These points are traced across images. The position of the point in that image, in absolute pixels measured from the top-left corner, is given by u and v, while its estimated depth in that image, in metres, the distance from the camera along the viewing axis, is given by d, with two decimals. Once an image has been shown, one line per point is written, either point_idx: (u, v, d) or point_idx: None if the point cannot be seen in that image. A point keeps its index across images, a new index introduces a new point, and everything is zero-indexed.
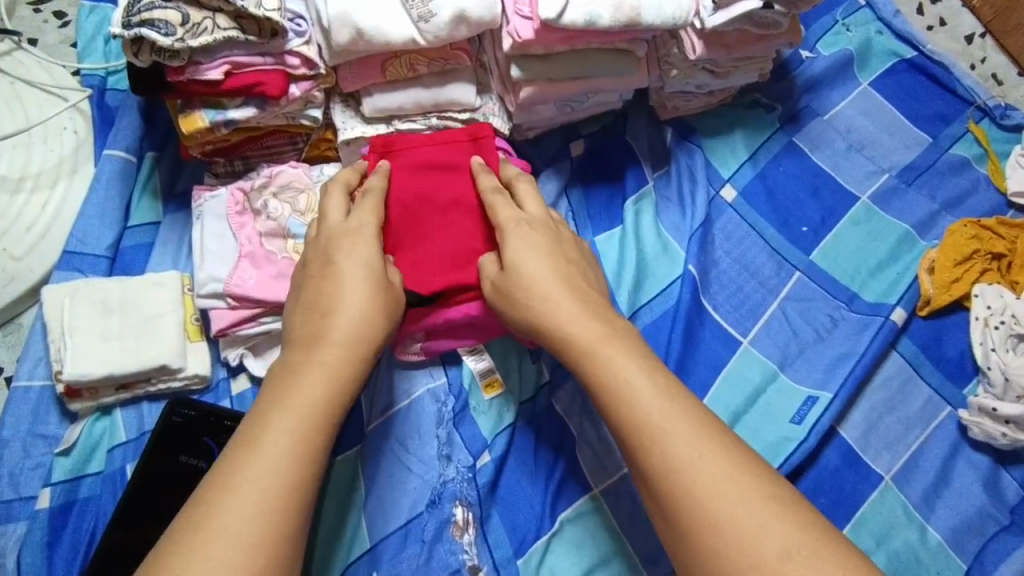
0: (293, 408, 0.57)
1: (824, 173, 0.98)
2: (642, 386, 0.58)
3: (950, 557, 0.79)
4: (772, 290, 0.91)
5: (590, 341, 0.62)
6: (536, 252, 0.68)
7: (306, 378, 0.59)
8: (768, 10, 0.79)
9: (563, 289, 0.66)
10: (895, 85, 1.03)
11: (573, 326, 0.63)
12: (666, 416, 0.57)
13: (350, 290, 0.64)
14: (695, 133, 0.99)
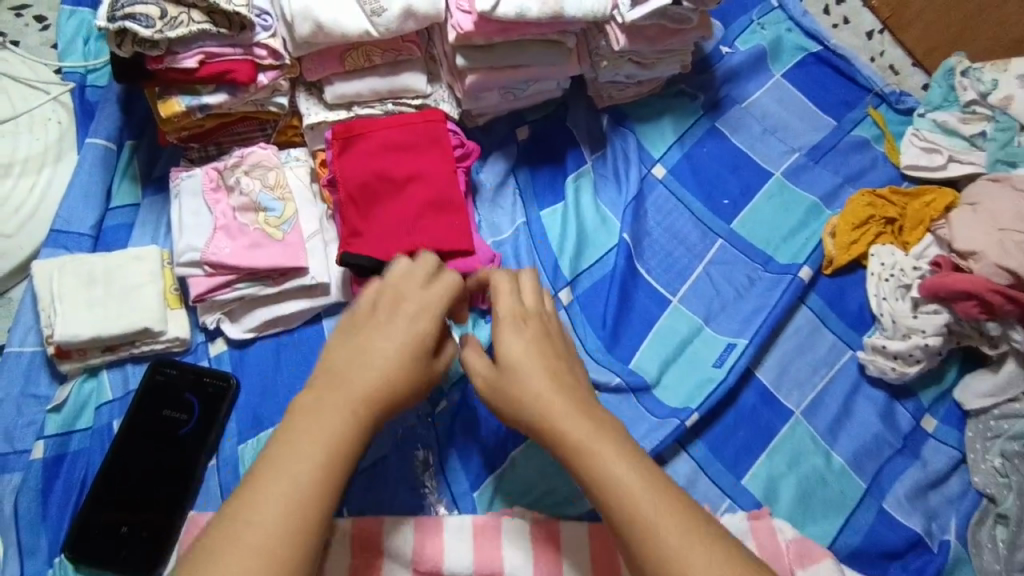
0: (322, 442, 0.60)
1: (742, 153, 1.10)
2: (629, 479, 0.61)
3: (852, 479, 0.91)
4: (698, 255, 1.03)
5: (579, 439, 0.64)
6: (531, 345, 0.70)
7: (339, 413, 0.62)
8: (679, 7, 0.91)
9: (552, 385, 0.68)
10: (804, 76, 1.16)
11: (566, 420, 0.66)
12: (650, 505, 0.60)
13: (383, 336, 0.67)
14: (629, 119, 1.10)
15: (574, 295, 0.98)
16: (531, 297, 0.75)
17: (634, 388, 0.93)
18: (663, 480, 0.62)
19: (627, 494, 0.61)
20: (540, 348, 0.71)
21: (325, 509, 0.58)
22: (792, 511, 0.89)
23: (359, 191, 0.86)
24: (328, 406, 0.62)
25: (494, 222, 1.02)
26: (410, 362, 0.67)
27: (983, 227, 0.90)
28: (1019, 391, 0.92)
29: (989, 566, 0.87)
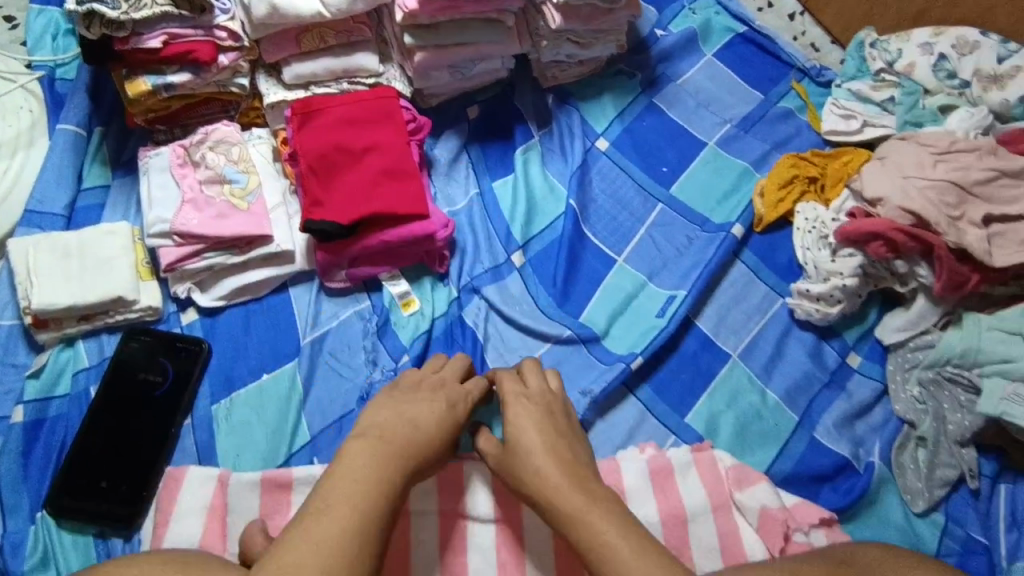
0: (369, 494, 0.68)
1: (680, 126, 1.19)
2: (621, 545, 0.69)
3: (784, 412, 1.00)
4: (640, 219, 1.11)
5: (574, 511, 0.72)
6: (534, 430, 0.79)
7: (383, 466, 0.71)
8: None
9: (550, 460, 0.76)
10: (733, 55, 1.27)
11: (559, 496, 0.73)
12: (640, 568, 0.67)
13: (422, 408, 0.79)
14: (572, 98, 1.19)
15: (526, 258, 1.05)
16: (534, 382, 0.86)
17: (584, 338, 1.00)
18: (653, 545, 0.69)
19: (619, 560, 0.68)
20: (548, 421, 0.81)
21: (367, 559, 0.64)
22: (732, 443, 0.97)
23: (318, 163, 0.93)
24: (371, 457, 0.71)
25: (449, 195, 1.10)
26: (442, 434, 0.78)
27: (889, 173, 0.99)
28: (930, 324, 1.00)
29: (911, 484, 0.95)
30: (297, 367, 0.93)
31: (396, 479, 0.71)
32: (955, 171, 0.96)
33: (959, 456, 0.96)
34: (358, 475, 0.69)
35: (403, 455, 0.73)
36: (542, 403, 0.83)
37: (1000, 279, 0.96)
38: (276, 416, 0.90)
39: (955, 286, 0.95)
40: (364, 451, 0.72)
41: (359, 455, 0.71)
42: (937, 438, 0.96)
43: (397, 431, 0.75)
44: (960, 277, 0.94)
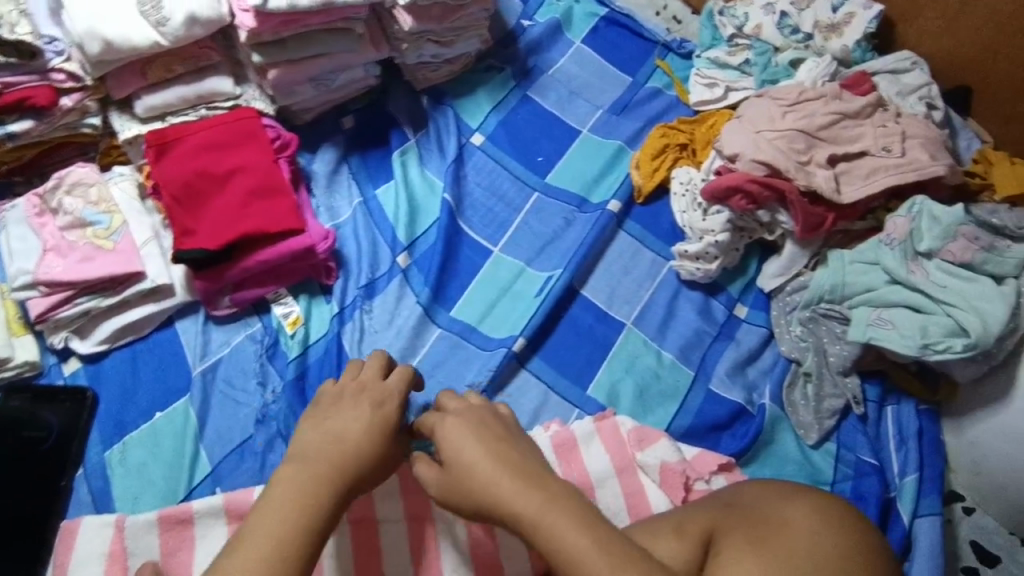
0: (294, 530, 0.62)
1: (552, 114, 1.25)
2: (583, 549, 0.60)
3: (682, 369, 1.04)
4: (516, 208, 1.15)
5: (533, 514, 0.63)
6: (471, 441, 0.69)
7: (306, 499, 0.64)
8: None
9: (497, 469, 0.66)
10: (600, 41, 1.33)
11: (514, 504, 0.64)
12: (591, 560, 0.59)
13: (349, 418, 0.71)
14: (446, 96, 1.22)
15: (412, 258, 1.07)
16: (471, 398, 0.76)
17: (463, 337, 1.03)
18: (607, 524, 0.62)
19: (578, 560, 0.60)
20: (474, 436, 0.69)
21: None
22: (634, 407, 1.01)
23: (180, 192, 0.92)
24: (302, 483, 0.65)
25: (333, 207, 1.10)
26: (379, 440, 0.71)
27: (744, 129, 1.04)
28: (802, 266, 1.06)
29: (802, 419, 1.01)
30: (189, 402, 0.92)
31: (320, 511, 0.64)
32: (802, 119, 1.01)
33: (843, 386, 1.02)
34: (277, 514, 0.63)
35: (332, 480, 0.66)
36: (473, 414, 0.72)
37: (857, 212, 1.00)
38: (172, 453, 0.89)
39: (817, 227, 0.99)
40: (285, 484, 0.65)
41: (282, 489, 0.64)
42: (820, 373, 1.02)
43: (322, 452, 0.68)
44: (816, 218, 0.99)
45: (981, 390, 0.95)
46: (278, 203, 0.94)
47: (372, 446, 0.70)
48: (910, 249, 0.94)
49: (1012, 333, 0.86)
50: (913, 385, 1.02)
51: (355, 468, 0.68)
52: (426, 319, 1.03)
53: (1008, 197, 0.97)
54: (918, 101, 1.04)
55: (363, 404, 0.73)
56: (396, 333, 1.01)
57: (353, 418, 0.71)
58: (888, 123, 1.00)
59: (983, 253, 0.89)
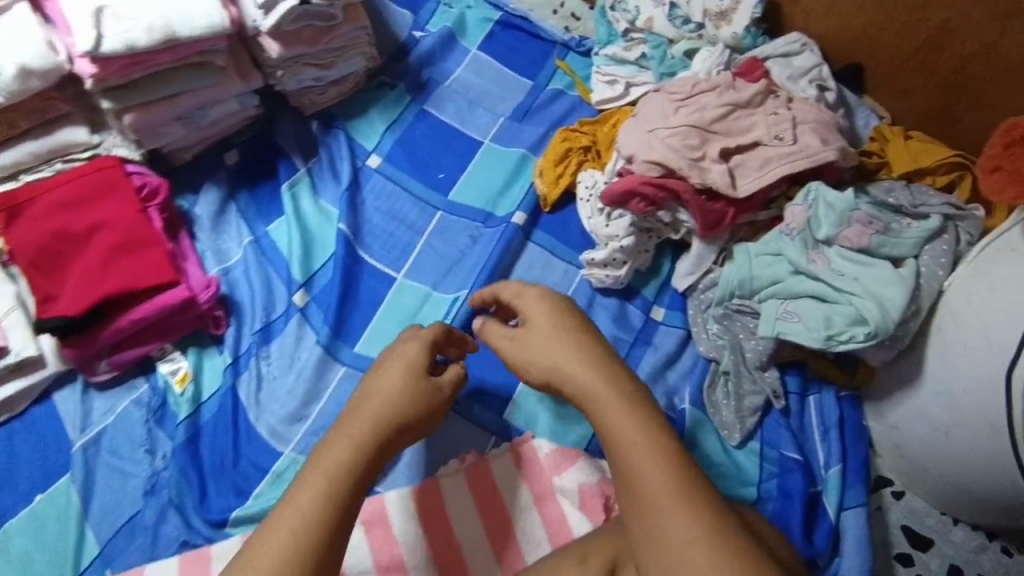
0: (372, 435, 0.64)
1: (453, 128, 1.20)
2: (625, 414, 0.64)
3: None
4: (418, 230, 1.10)
5: (588, 376, 0.67)
6: (544, 318, 0.74)
7: (347, 458, 0.62)
8: (313, 6, 0.97)
9: (562, 338, 0.71)
10: (497, 46, 1.29)
11: (571, 368, 0.68)
12: (647, 461, 0.61)
13: (386, 374, 0.71)
14: (337, 119, 1.16)
15: (310, 295, 1.01)
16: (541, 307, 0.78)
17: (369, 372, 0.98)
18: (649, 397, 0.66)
19: (619, 418, 0.64)
20: (553, 326, 0.72)
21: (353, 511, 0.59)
22: (552, 428, 0.95)
23: (38, 257, 0.87)
24: (383, 399, 0.68)
25: (222, 249, 1.04)
26: (417, 390, 0.71)
27: (638, 128, 1.01)
28: (712, 263, 1.03)
29: (724, 419, 0.99)
30: (70, 481, 0.86)
31: (357, 470, 0.62)
32: (693, 113, 0.99)
33: (763, 380, 0.99)
34: (318, 480, 0.60)
35: (373, 440, 0.65)
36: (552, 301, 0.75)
37: (759, 202, 0.97)
38: (55, 538, 0.83)
39: (715, 223, 0.97)
40: (332, 448, 0.63)
41: (326, 453, 0.62)
42: (739, 370, 1.00)
43: (362, 412, 0.67)
44: (716, 214, 0.96)
45: (896, 373, 0.92)
46: (145, 255, 0.89)
47: (408, 398, 0.69)
48: (809, 238, 0.92)
49: (914, 316, 0.85)
50: (833, 371, 1.00)
51: (395, 420, 0.67)
52: (329, 358, 0.98)
53: (904, 174, 0.96)
54: (809, 84, 1.02)
55: (401, 359, 0.73)
56: (296, 377, 0.96)
57: (390, 374, 0.71)
58: (780, 110, 0.98)
59: (879, 236, 0.87)
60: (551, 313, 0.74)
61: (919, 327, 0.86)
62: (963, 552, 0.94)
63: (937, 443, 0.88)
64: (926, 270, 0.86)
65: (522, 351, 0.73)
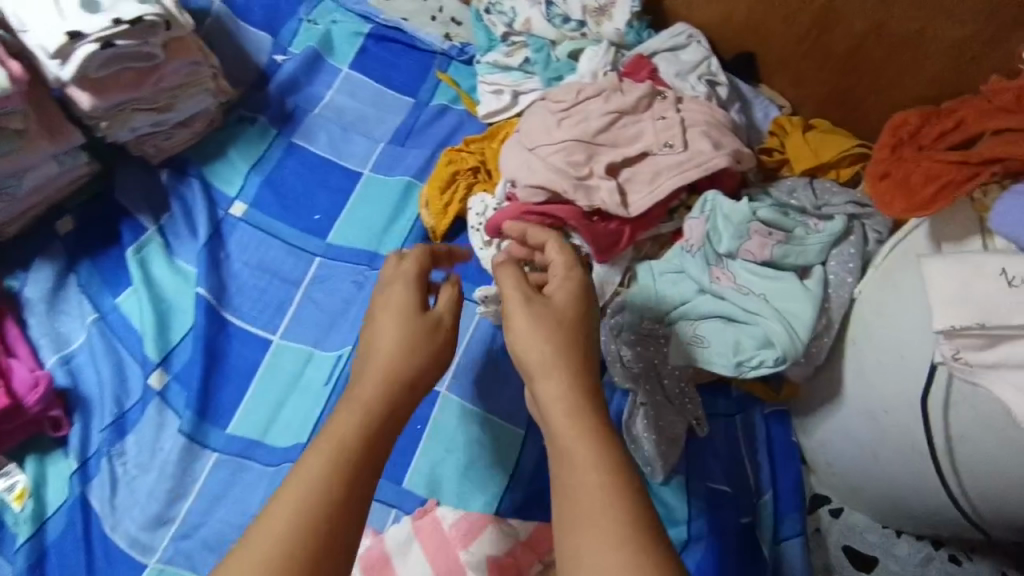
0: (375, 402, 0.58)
1: (326, 161, 1.07)
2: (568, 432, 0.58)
3: (509, 430, 0.93)
4: (294, 282, 0.98)
5: (552, 380, 0.61)
6: (563, 299, 0.68)
7: (346, 435, 0.55)
8: (120, 47, 0.86)
9: (548, 328, 0.65)
10: (370, 62, 1.17)
11: (537, 377, 0.62)
12: (584, 485, 0.55)
13: (382, 327, 0.62)
14: (190, 164, 1.03)
15: (170, 375, 0.90)
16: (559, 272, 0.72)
17: (244, 456, 0.86)
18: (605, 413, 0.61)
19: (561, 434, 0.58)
20: (557, 326, 0.65)
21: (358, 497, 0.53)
22: (458, 490, 0.89)
23: None
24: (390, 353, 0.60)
25: (62, 334, 0.91)
26: (416, 333, 0.62)
27: (517, 149, 0.91)
28: (615, 284, 0.91)
29: (645, 455, 0.89)
30: None
31: (358, 452, 0.54)
32: (577, 126, 0.89)
33: (683, 407, 0.90)
34: (328, 455, 0.53)
35: (383, 404, 0.58)
36: (574, 289, 0.69)
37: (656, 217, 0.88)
38: None
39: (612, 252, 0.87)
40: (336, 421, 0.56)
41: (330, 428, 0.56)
42: (656, 401, 0.90)
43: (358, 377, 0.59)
44: (611, 238, 0.87)
45: (816, 389, 0.85)
46: None
47: (407, 351, 0.61)
48: (711, 253, 0.84)
49: (826, 329, 0.78)
50: (756, 388, 0.93)
51: (402, 378, 0.60)
52: (195, 446, 0.86)
53: (806, 171, 0.88)
54: (698, 80, 0.93)
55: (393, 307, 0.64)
56: (158, 474, 0.84)
57: (385, 325, 0.63)
58: (668, 113, 0.89)
59: (782, 247, 0.80)
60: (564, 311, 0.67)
61: (834, 340, 0.79)
62: (907, 566, 0.88)
63: (864, 464, 0.82)
64: (834, 278, 0.79)
65: (512, 339, 0.65)
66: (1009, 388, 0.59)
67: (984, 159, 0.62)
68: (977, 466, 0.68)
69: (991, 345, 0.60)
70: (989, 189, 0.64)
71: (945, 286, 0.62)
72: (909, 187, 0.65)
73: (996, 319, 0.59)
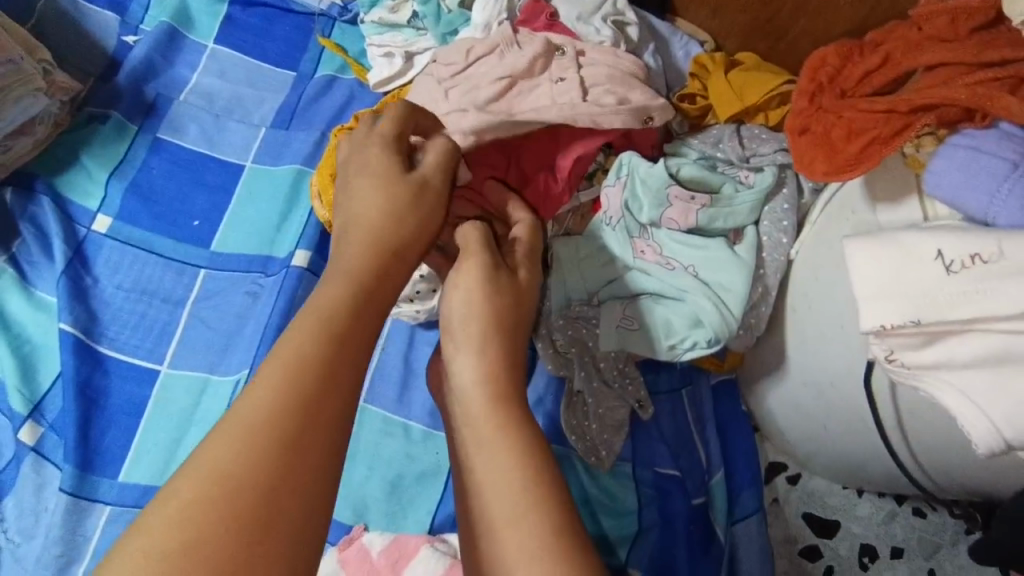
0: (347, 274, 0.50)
1: (200, 157, 0.93)
2: (487, 461, 0.51)
3: (437, 437, 0.84)
4: (178, 302, 0.86)
5: (473, 391, 0.55)
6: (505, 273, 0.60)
7: (333, 301, 0.48)
8: None
9: (477, 321, 0.57)
10: (240, 32, 1.02)
11: (457, 384, 0.56)
12: (503, 519, 0.48)
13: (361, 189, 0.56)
14: (38, 178, 0.90)
15: (44, 427, 0.79)
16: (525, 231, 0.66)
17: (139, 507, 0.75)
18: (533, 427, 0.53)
19: (480, 461, 0.52)
20: (503, 307, 0.58)
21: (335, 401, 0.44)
22: (388, 511, 0.81)
23: None
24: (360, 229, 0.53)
25: None
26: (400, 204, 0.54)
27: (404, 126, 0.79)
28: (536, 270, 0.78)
29: (585, 445, 0.80)
30: None
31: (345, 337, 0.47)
32: (469, 90, 0.76)
33: (623, 390, 0.81)
34: (310, 325, 0.46)
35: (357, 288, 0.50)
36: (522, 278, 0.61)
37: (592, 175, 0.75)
38: None
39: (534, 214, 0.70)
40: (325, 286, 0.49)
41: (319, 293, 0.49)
42: (593, 387, 0.79)
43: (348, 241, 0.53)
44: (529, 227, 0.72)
45: (760, 359, 0.78)
46: None
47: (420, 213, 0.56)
48: (632, 224, 0.75)
49: (762, 298, 0.71)
50: (703, 360, 0.85)
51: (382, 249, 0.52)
52: (81, 502, 0.75)
53: (733, 118, 0.78)
54: (603, 22, 0.81)
55: (374, 162, 0.57)
56: (43, 539, 0.74)
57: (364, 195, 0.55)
58: (567, 72, 0.76)
59: (706, 212, 0.71)
60: (503, 277, 0.60)
61: (773, 309, 0.72)
62: (872, 527, 0.83)
63: (817, 435, 0.76)
64: (767, 239, 0.71)
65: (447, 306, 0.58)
66: (950, 390, 0.50)
67: (914, 106, 0.54)
68: (929, 440, 0.62)
69: (928, 343, 0.52)
70: (922, 141, 0.56)
71: (890, 264, 0.52)
72: (831, 145, 0.57)
73: (932, 314, 0.50)
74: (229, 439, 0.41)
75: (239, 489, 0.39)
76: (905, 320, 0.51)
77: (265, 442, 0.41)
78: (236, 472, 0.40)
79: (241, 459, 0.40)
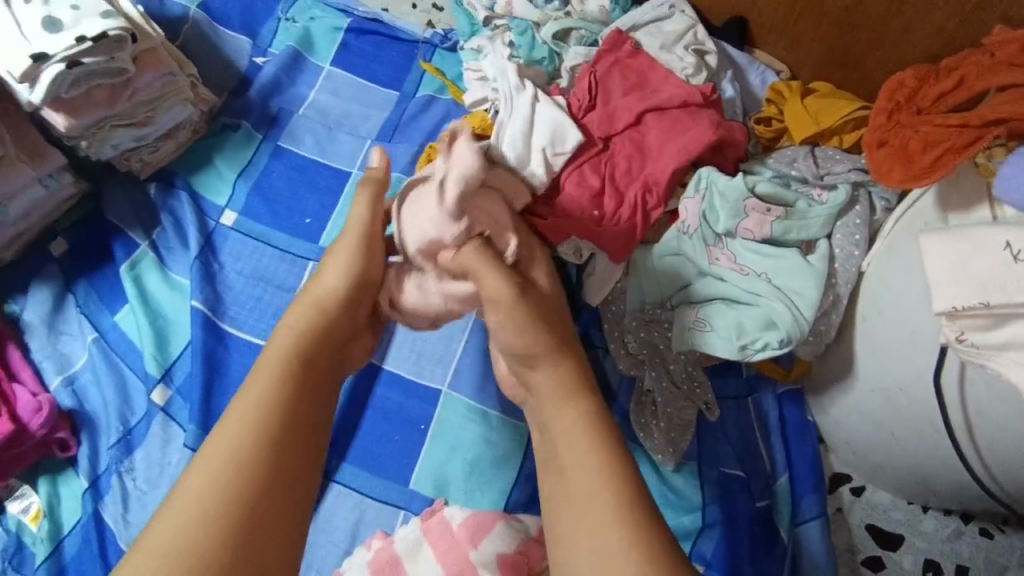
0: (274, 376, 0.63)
1: (314, 163, 1.05)
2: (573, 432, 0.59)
3: (515, 424, 0.91)
4: (289, 288, 0.96)
5: None
6: None
7: (267, 401, 0.61)
8: (92, 65, 0.86)
9: None
10: (353, 56, 1.14)
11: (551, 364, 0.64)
12: (585, 485, 0.56)
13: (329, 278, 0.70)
14: (178, 177, 1.03)
15: (172, 391, 0.89)
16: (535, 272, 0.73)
17: None
18: None
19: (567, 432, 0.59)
20: None
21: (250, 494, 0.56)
22: (467, 489, 0.87)
23: None
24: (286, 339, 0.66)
25: (64, 354, 0.93)
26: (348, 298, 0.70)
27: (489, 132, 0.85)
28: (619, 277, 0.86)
29: (657, 441, 0.85)
30: None
31: (274, 432, 0.60)
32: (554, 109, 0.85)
33: (691, 392, 0.86)
34: (246, 424, 0.59)
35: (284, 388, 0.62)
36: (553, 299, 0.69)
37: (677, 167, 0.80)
38: None
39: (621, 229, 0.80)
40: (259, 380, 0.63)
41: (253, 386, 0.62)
42: (663, 387, 0.85)
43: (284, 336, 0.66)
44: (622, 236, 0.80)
45: (829, 367, 0.82)
46: None
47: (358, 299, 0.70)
48: (709, 234, 0.80)
49: (833, 306, 0.76)
50: (768, 367, 0.89)
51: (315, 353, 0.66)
52: None
53: (808, 140, 0.84)
54: (685, 51, 0.89)
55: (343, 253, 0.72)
56: (167, 489, 0.84)
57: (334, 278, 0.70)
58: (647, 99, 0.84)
59: (782, 223, 0.77)
60: None
61: (843, 318, 0.77)
62: (938, 543, 0.84)
63: (886, 445, 0.78)
64: (840, 251, 0.76)
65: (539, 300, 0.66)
66: (1019, 368, 0.56)
67: (986, 121, 0.59)
68: (999, 441, 0.65)
69: (997, 326, 0.57)
70: (994, 152, 0.61)
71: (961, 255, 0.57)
72: (907, 155, 0.63)
73: (1000, 297, 0.55)
74: (175, 518, 0.53)
75: (189, 555, 0.51)
76: (983, 299, 0.55)
77: (210, 513, 0.53)
78: (188, 541, 0.52)
79: (186, 535, 0.52)
